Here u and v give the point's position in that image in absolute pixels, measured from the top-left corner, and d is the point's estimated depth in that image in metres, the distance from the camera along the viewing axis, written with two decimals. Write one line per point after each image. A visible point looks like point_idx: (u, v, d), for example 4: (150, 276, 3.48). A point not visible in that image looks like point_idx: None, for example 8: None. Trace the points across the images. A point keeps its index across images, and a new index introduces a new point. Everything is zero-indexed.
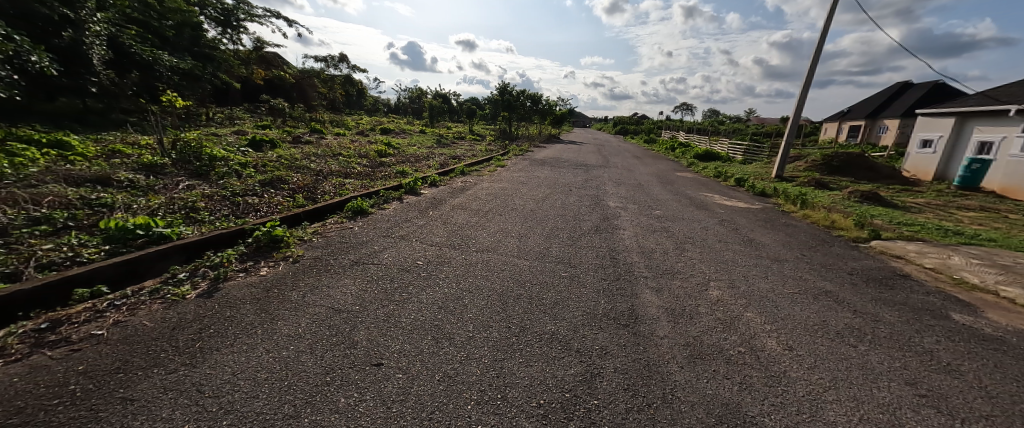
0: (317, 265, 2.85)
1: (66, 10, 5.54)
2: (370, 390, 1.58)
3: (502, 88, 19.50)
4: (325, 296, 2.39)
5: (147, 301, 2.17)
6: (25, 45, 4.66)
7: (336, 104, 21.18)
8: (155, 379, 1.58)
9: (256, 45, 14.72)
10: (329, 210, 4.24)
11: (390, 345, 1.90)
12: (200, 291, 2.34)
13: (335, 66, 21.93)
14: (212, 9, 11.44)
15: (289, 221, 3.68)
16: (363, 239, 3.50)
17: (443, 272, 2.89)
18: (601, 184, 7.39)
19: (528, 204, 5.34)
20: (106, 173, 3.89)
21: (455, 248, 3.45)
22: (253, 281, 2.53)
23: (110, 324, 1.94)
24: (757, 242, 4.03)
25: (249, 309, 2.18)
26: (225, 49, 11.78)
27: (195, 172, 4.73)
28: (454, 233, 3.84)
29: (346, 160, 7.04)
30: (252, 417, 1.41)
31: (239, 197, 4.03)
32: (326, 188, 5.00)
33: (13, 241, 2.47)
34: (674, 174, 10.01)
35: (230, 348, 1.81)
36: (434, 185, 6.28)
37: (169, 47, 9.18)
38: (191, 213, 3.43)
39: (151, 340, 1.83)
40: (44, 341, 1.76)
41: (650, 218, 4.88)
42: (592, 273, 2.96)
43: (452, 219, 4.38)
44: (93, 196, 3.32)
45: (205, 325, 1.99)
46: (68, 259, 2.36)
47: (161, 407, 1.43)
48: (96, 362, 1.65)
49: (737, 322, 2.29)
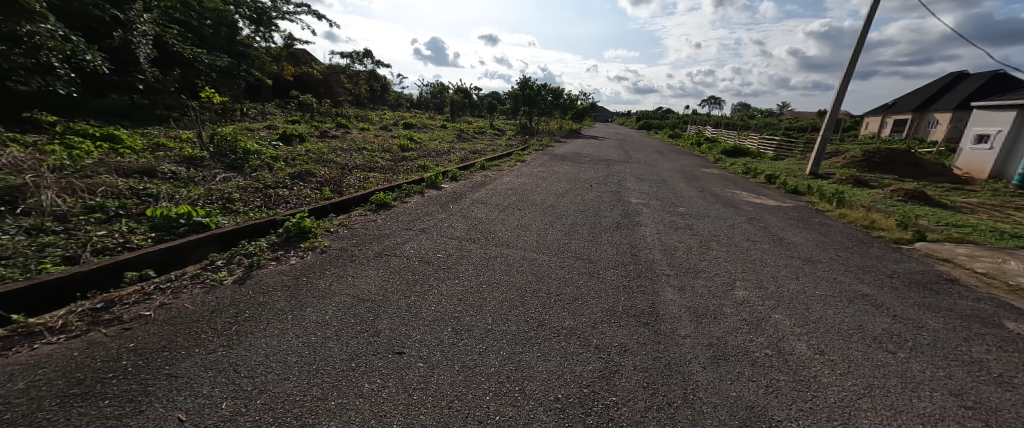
0: (343, 256, 2.96)
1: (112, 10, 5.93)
2: (393, 377, 1.63)
3: (524, 83, 19.32)
4: (350, 285, 2.48)
5: (189, 285, 2.32)
6: (81, 45, 4.98)
7: (361, 99, 21.65)
8: (197, 358, 1.69)
9: (287, 42, 15.22)
10: (354, 202, 4.38)
11: (411, 335, 1.96)
12: (235, 277, 2.49)
13: (360, 62, 22.38)
14: (247, 8, 11.94)
15: (317, 213, 3.84)
16: (387, 231, 3.60)
17: (462, 265, 2.93)
18: (622, 180, 7.24)
19: (548, 200, 5.28)
20: (152, 165, 4.15)
21: (474, 242, 3.47)
22: (284, 269, 2.66)
23: (157, 305, 2.09)
24: (788, 242, 3.86)
25: (280, 296, 2.29)
26: (258, 46, 12.23)
27: (230, 166, 4.95)
28: (473, 228, 3.87)
29: (370, 155, 7.21)
30: (284, 397, 1.48)
31: (271, 190, 4.21)
32: (351, 181, 5.16)
33: (72, 228, 2.68)
34: (700, 170, 9.67)
35: (263, 332, 1.91)
36: (455, 179, 6.35)
37: (208, 45, 9.65)
38: (227, 204, 3.62)
39: (193, 321, 1.96)
40: (100, 319, 1.91)
41: (674, 215, 4.75)
42: (613, 270, 2.92)
43: (472, 213, 4.42)
44: (141, 187, 3.55)
45: (240, 310, 2.10)
46: (120, 245, 2.55)
47: (203, 385, 1.53)
48: (145, 341, 1.78)
49: (765, 323, 2.21)
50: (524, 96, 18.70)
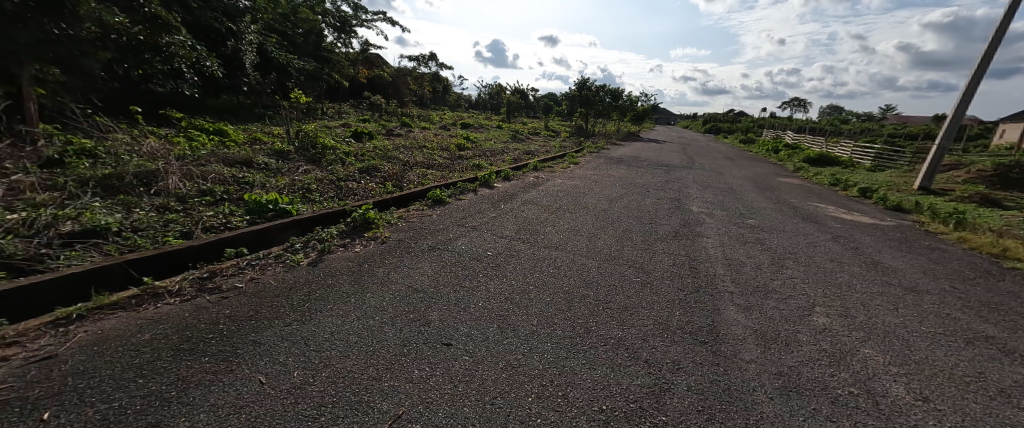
0: (400, 247, 3.14)
1: (228, 23, 6.91)
2: (440, 367, 1.70)
3: (582, 83, 18.96)
4: (405, 275, 2.63)
5: (273, 264, 2.63)
6: (203, 53, 5.87)
7: (424, 100, 22.82)
8: (276, 328, 1.91)
9: (363, 47, 16.55)
10: (413, 197, 4.64)
11: (459, 329, 2.02)
12: (310, 260, 2.77)
13: (426, 64, 23.59)
14: (331, 17, 13.19)
15: (379, 205, 4.12)
16: (440, 226, 3.75)
17: (511, 264, 2.96)
18: (683, 187, 6.80)
19: (601, 204, 5.13)
20: (250, 157, 4.76)
21: (523, 242, 3.48)
22: (350, 256, 2.90)
23: (247, 279, 2.40)
24: (884, 267, 3.33)
25: (345, 280, 2.50)
26: (339, 52, 13.46)
27: (310, 160, 5.51)
28: (523, 228, 3.89)
29: (429, 153, 7.58)
30: (344, 373, 1.62)
31: (342, 182, 4.61)
32: (411, 177, 5.46)
33: (189, 208, 3.18)
34: (775, 180, 8.74)
35: (330, 311, 2.10)
36: (508, 178, 6.43)
37: (299, 51, 10.83)
38: (307, 194, 4.03)
39: (275, 296, 2.22)
40: (205, 287, 2.25)
41: (741, 227, 4.35)
42: (668, 282, 2.75)
43: (523, 213, 4.44)
44: (241, 175, 4.09)
45: (312, 289, 2.34)
46: (223, 224, 2.97)
47: (280, 353, 1.72)
48: (237, 309, 2.05)
49: (850, 358, 1.93)
50: (582, 96, 18.35)
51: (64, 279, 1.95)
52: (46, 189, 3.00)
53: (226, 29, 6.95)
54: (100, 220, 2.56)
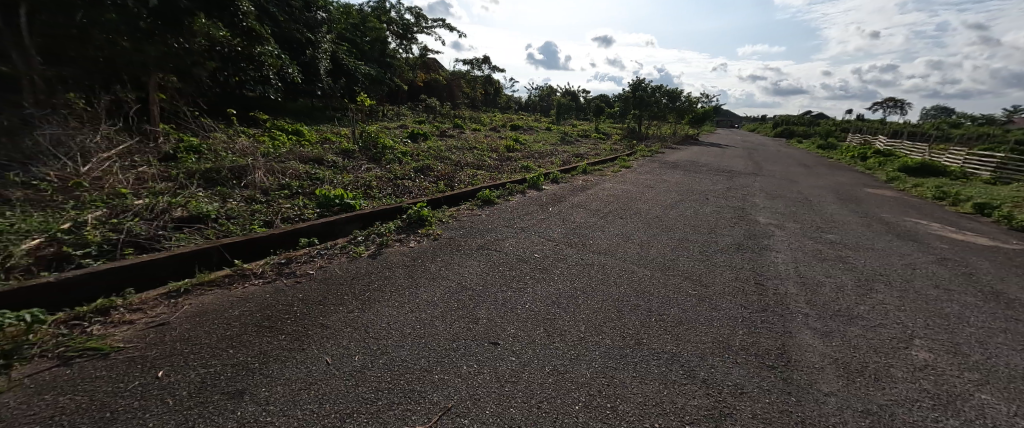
0: (451, 244, 3.25)
1: (308, 34, 7.64)
2: (487, 366, 1.72)
3: (638, 84, 18.25)
4: (456, 272, 2.71)
5: (338, 254, 2.86)
6: (286, 61, 6.55)
7: (476, 102, 23.42)
8: (340, 314, 2.07)
9: (422, 52, 17.39)
10: (464, 197, 4.78)
11: (506, 329, 2.04)
12: (370, 252, 2.96)
13: (479, 68, 24.20)
14: (395, 25, 14.04)
15: (432, 204, 4.30)
16: (488, 226, 3.82)
17: (558, 268, 2.92)
18: (748, 195, 6.26)
19: (654, 210, 4.89)
20: (321, 155, 5.22)
21: (570, 246, 3.43)
22: (405, 250, 3.06)
23: (317, 266, 2.63)
24: (1007, 298, 2.80)
25: (401, 273, 2.65)
26: (400, 58, 14.28)
27: (372, 158, 5.90)
28: (571, 232, 3.83)
29: (480, 154, 7.76)
30: (399, 362, 1.70)
31: (399, 181, 4.89)
32: (462, 177, 5.63)
33: (270, 200, 3.56)
34: (861, 191, 7.73)
35: (387, 302, 2.23)
36: (556, 181, 6.38)
37: (365, 58, 11.66)
38: (368, 190, 4.33)
39: (339, 284, 2.41)
40: (282, 272, 2.50)
41: (818, 242, 3.90)
42: (728, 298, 2.55)
43: (571, 217, 4.38)
44: (313, 171, 4.50)
45: (372, 280, 2.50)
46: (297, 216, 3.29)
47: (343, 337, 1.86)
48: (308, 293, 2.26)
49: (960, 402, 1.64)
50: (636, 98, 17.67)
51: (176, 257, 2.31)
52: (162, 180, 3.53)
53: (306, 40, 7.69)
54: (202, 208, 2.96)
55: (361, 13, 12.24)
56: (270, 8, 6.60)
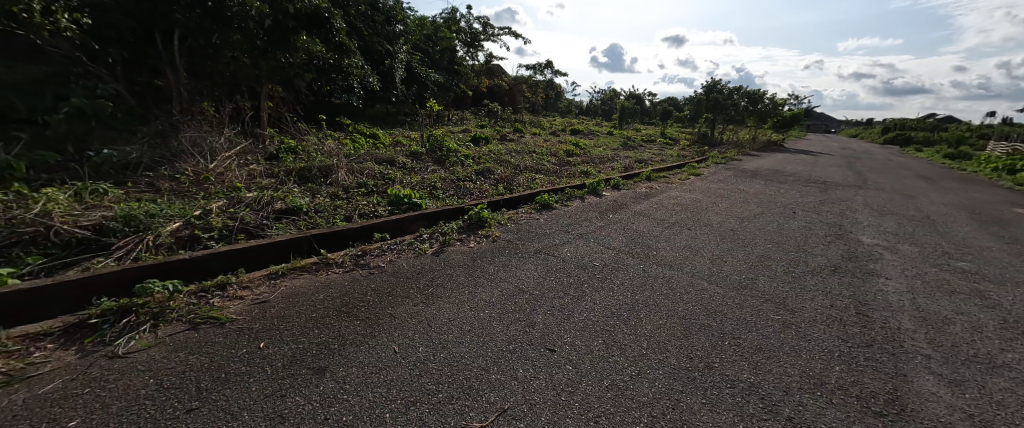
0: (509, 247, 3.29)
1: (387, 46, 8.32)
2: (543, 372, 1.71)
3: (712, 86, 16.92)
4: (513, 275, 2.73)
5: (406, 249, 3.05)
6: (369, 71, 7.20)
7: (537, 107, 23.53)
8: (407, 306, 2.20)
9: (488, 59, 17.94)
10: (522, 200, 4.81)
11: (563, 336, 2.00)
12: (434, 249, 3.12)
13: (542, 72, 24.29)
14: (464, 34, 14.68)
15: (492, 206, 4.40)
16: (545, 231, 3.79)
17: (617, 278, 2.80)
18: (845, 210, 5.45)
19: (726, 223, 4.47)
20: (393, 157, 5.63)
21: (631, 256, 3.26)
22: (465, 250, 3.16)
23: (387, 260, 2.84)
24: None
25: (461, 271, 2.74)
26: (467, 65, 14.89)
27: (438, 161, 6.22)
28: (631, 241, 3.65)
29: (539, 158, 7.78)
30: (458, 358, 1.76)
31: (461, 183, 5.08)
32: (521, 181, 5.68)
33: (350, 197, 3.93)
34: (1005, 211, 6.29)
35: (449, 299, 2.33)
36: (617, 187, 6.15)
37: (435, 66, 12.36)
38: (433, 191, 4.57)
39: (406, 277, 2.58)
40: (358, 263, 2.74)
41: (940, 270, 3.25)
42: (818, 327, 2.23)
43: (632, 225, 4.17)
44: (386, 172, 4.88)
45: (435, 276, 2.63)
46: (372, 212, 3.58)
47: (408, 328, 1.97)
48: (379, 284, 2.45)
49: None
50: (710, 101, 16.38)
51: (276, 243, 2.66)
52: (266, 176, 4.08)
53: (385, 51, 8.38)
54: (296, 202, 3.36)
55: (433, 24, 13.01)
56: (357, 23, 7.31)
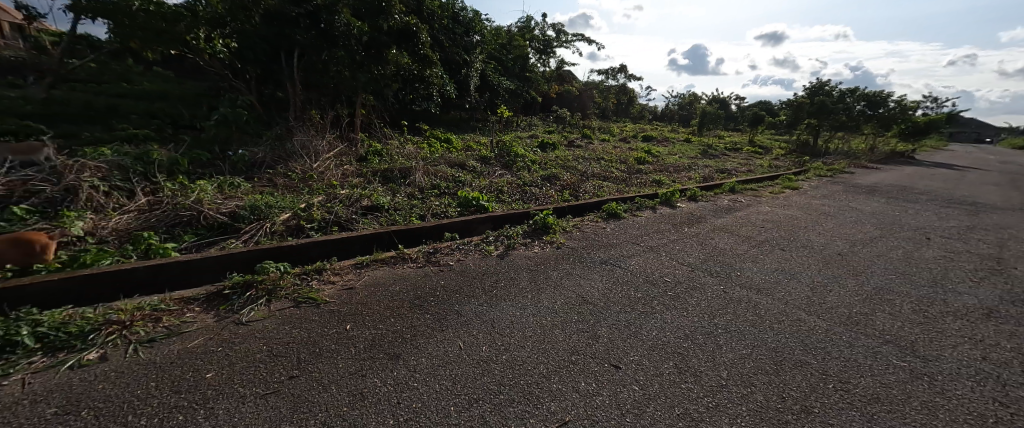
0: (573, 255, 3.23)
1: (465, 56, 8.78)
2: (607, 388, 1.63)
3: (817, 88, 14.83)
4: (577, 284, 2.67)
5: (473, 250, 3.17)
6: (447, 80, 7.67)
7: (608, 112, 22.85)
8: (473, 305, 2.28)
9: (559, 65, 17.94)
10: (588, 208, 4.69)
11: (629, 353, 1.90)
12: (499, 252, 3.19)
13: (616, 77, 23.54)
14: (538, 41, 14.88)
15: (557, 212, 4.37)
16: (612, 241, 3.65)
17: (691, 297, 2.58)
18: (1001, 239, 4.35)
19: (829, 245, 3.86)
20: (464, 161, 5.91)
21: (707, 275, 2.98)
22: (529, 255, 3.18)
23: (456, 259, 2.98)
24: None
25: (525, 276, 2.76)
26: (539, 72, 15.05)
27: (506, 165, 6.37)
28: (708, 258, 3.34)
29: (608, 165, 7.53)
30: (520, 362, 1.77)
31: (527, 187, 5.13)
32: (588, 188, 5.56)
33: (424, 197, 4.21)
34: None
35: (513, 302, 2.36)
36: (694, 199, 5.69)
37: (508, 73, 12.71)
38: (500, 195, 4.69)
39: (473, 277, 2.67)
40: (430, 260, 2.92)
41: None
42: (958, 382, 1.80)
43: (710, 241, 3.82)
44: (457, 175, 5.13)
45: (500, 278, 2.69)
46: (443, 213, 3.79)
47: (473, 327, 2.04)
48: (448, 282, 2.58)
49: None
50: (813, 104, 14.37)
51: (362, 236, 2.96)
52: (356, 176, 4.55)
53: (462, 61, 8.86)
54: (379, 200, 3.70)
55: (508, 34, 13.42)
56: (439, 36, 7.86)
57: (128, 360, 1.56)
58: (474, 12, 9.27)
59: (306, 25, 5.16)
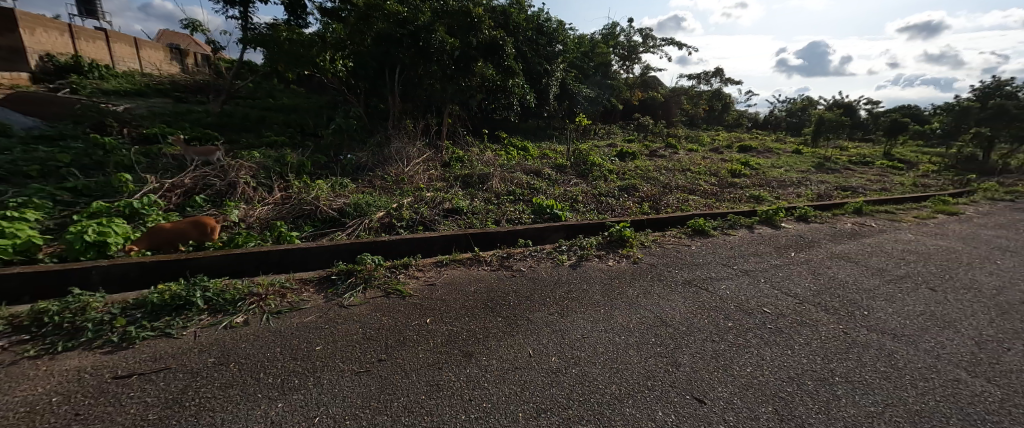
0: (651, 272, 3.03)
1: (547, 65, 8.90)
2: (688, 423, 1.48)
3: (986, 89, 11.77)
4: (655, 304, 2.50)
5: (546, 258, 3.17)
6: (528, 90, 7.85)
7: (697, 120, 21.07)
8: (543, 313, 2.28)
9: (644, 71, 17.12)
10: (669, 223, 4.37)
11: (715, 388, 1.71)
12: (572, 262, 3.14)
13: (708, 82, 21.61)
14: (622, 48, 14.43)
15: (635, 225, 4.15)
16: (696, 260, 3.33)
17: (794, 332, 2.23)
18: None
19: (1000, 290, 3.00)
20: (540, 168, 5.97)
21: (818, 309, 2.54)
22: (604, 268, 3.07)
23: (528, 265, 3.01)
24: None
25: (598, 289, 2.67)
26: (621, 78, 14.55)
27: (581, 174, 6.26)
28: (818, 290, 2.85)
29: (695, 177, 6.93)
30: (591, 379, 1.71)
31: (603, 197, 4.97)
32: (670, 201, 5.17)
33: (500, 203, 4.35)
34: None
35: (584, 314, 2.30)
36: (801, 219, 4.92)
37: (588, 81, 12.54)
38: (574, 204, 4.63)
39: (545, 285, 2.67)
40: (503, 264, 3.00)
41: None
42: None
43: (821, 270, 3.26)
44: (532, 182, 5.21)
45: (572, 289, 2.64)
46: (518, 219, 3.87)
47: (543, 336, 2.03)
48: (520, 288, 2.61)
49: None
50: (978, 110, 11.43)
51: (443, 236, 3.18)
52: (440, 180, 4.90)
53: (543, 70, 8.99)
54: (459, 203, 3.93)
55: (592, 41, 13.24)
56: (523, 47, 8.11)
57: (262, 326, 1.90)
58: (558, 22, 9.37)
59: (407, 44, 5.75)
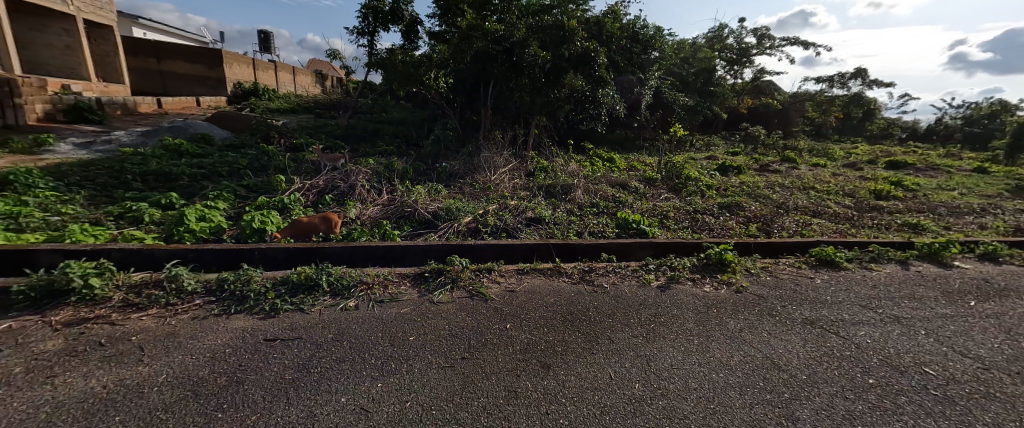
0: (757, 304, 2.63)
1: (640, 74, 8.51)
2: None
3: None
4: (762, 341, 2.16)
5: (631, 276, 2.99)
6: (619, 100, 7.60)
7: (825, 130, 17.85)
8: (627, 335, 2.14)
9: (757, 76, 15.20)
10: (782, 249, 3.76)
11: None
12: (660, 283, 2.91)
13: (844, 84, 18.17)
14: (730, 51, 13.06)
15: (739, 248, 3.67)
16: (817, 296, 2.80)
17: (968, 403, 1.71)
18: None
19: None
20: (627, 181, 5.70)
21: (1003, 378, 1.92)
22: (698, 293, 2.77)
23: (611, 282, 2.88)
24: None
25: (691, 316, 2.42)
26: (728, 85, 13.14)
27: (673, 189, 5.80)
28: (1007, 353, 2.15)
29: (819, 197, 5.86)
30: (680, 415, 1.54)
31: (699, 215, 4.51)
32: (785, 223, 4.45)
33: (583, 214, 4.27)
34: None
35: (674, 342, 2.10)
36: (980, 257, 3.79)
37: (687, 89, 11.63)
38: (664, 220, 4.30)
39: (629, 305, 2.52)
40: (584, 278, 2.92)
41: None
42: None
43: (1012, 328, 2.45)
44: (618, 195, 5.01)
45: (660, 312, 2.45)
46: (602, 232, 3.74)
47: (626, 359, 1.90)
48: (602, 305, 2.50)
49: None
50: None
51: (526, 245, 3.23)
52: (524, 189, 5.02)
53: (636, 79, 8.61)
54: (541, 213, 3.96)
55: (694, 46, 12.27)
56: (616, 57, 7.91)
57: (368, 312, 2.16)
58: (656, 28, 8.92)
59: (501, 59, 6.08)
